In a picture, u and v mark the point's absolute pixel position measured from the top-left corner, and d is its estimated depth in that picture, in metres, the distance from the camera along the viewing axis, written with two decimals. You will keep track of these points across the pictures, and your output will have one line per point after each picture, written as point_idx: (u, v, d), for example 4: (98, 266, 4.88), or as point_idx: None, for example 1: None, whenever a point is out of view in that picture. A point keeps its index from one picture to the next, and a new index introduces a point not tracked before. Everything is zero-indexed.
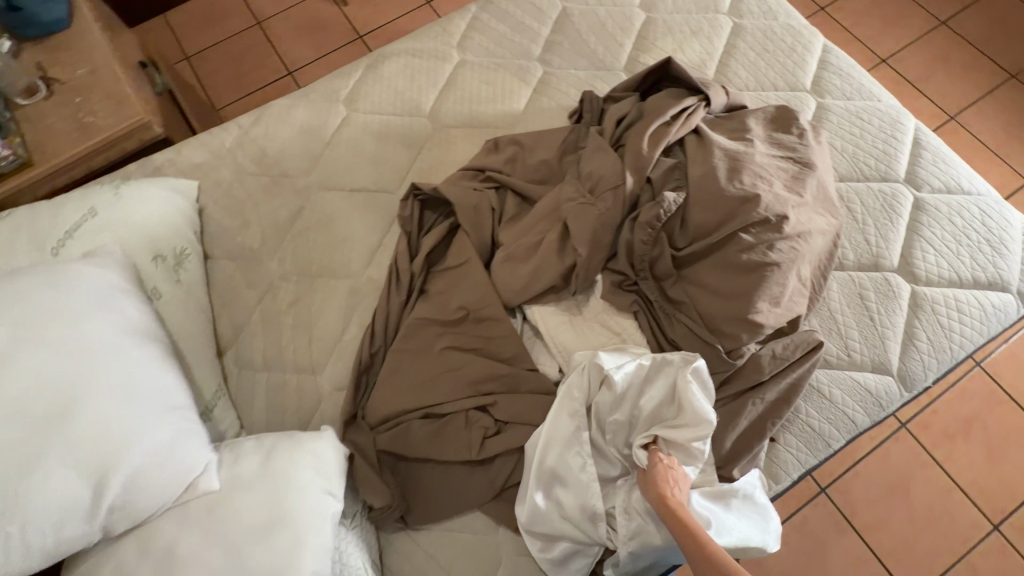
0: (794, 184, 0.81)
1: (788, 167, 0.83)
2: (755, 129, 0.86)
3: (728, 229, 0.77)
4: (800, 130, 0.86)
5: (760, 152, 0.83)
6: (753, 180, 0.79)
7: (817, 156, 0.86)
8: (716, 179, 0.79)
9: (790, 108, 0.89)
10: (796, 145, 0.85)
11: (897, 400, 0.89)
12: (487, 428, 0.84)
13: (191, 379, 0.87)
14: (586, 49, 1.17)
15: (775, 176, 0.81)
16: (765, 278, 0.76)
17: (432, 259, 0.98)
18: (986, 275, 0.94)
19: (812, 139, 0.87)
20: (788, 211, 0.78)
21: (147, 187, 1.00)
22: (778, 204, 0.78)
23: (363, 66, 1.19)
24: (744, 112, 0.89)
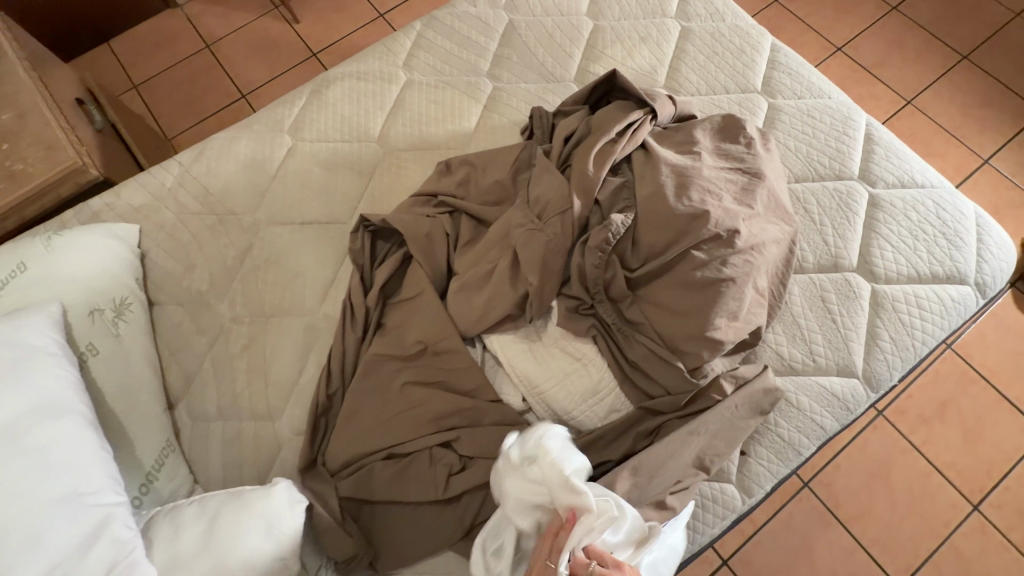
0: (744, 197, 0.82)
1: (737, 179, 0.84)
2: (705, 142, 0.87)
3: (681, 246, 0.77)
4: (747, 140, 0.87)
5: (709, 166, 0.84)
6: (702, 195, 0.79)
7: (766, 164, 0.87)
8: (665, 198, 0.79)
9: (736, 118, 0.89)
10: (744, 155, 0.86)
11: (864, 402, 0.89)
12: (452, 465, 0.81)
13: (134, 439, 0.83)
14: (535, 62, 1.15)
15: (725, 190, 0.81)
16: (720, 294, 0.75)
17: (388, 291, 0.95)
18: (944, 268, 0.94)
19: (759, 148, 0.88)
20: (738, 224, 0.78)
21: (81, 236, 0.95)
22: (729, 218, 0.78)
23: (307, 93, 1.15)
24: (691, 124, 0.90)
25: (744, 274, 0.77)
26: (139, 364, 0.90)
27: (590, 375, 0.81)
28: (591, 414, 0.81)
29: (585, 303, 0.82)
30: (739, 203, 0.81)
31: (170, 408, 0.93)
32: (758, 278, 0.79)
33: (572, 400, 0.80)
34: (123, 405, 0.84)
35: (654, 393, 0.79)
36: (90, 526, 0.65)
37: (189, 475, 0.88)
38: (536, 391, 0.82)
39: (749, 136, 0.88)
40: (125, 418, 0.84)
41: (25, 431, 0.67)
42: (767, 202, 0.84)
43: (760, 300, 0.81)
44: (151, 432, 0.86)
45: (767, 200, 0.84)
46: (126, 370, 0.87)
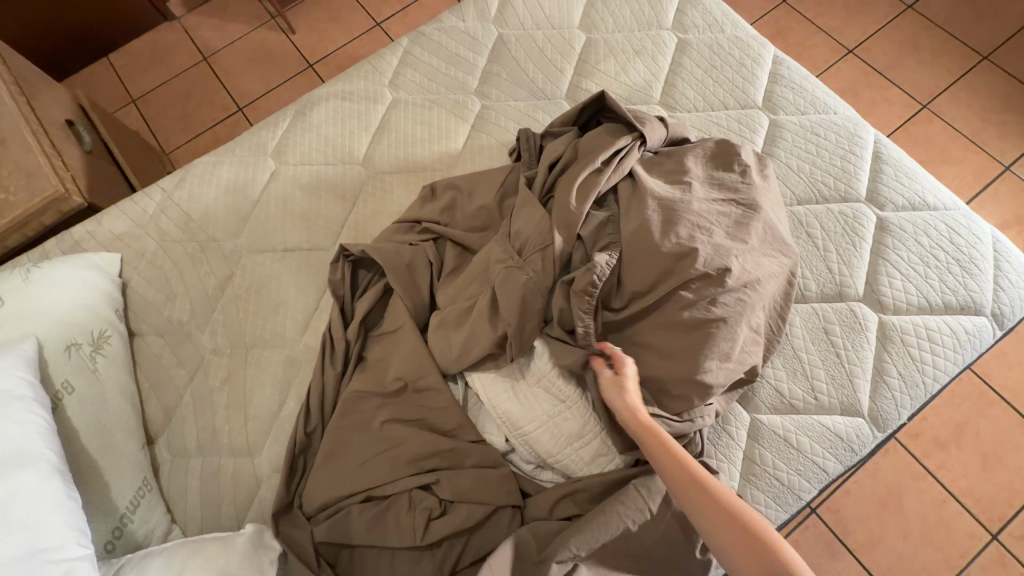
0: (739, 227, 0.80)
1: (732, 209, 0.81)
2: (700, 170, 0.86)
3: (668, 283, 0.75)
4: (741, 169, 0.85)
5: (702, 196, 0.82)
6: (691, 231, 0.77)
7: (760, 193, 0.85)
8: (651, 233, 0.76)
9: (729, 144, 0.88)
10: (738, 185, 0.84)
11: (869, 442, 0.83)
12: (431, 509, 0.78)
13: (108, 481, 0.81)
14: (525, 78, 1.11)
15: (717, 223, 0.79)
16: (711, 336, 0.72)
17: (369, 322, 0.92)
18: (957, 298, 0.88)
19: (753, 176, 0.86)
20: (730, 262, 0.75)
21: (60, 268, 0.94)
22: (719, 256, 0.75)
23: (291, 114, 1.13)
24: (683, 151, 0.87)
25: (738, 313, 0.74)
26: (115, 400, 0.88)
27: (576, 418, 0.77)
28: (576, 458, 0.77)
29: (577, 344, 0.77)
30: (733, 234, 0.79)
31: (149, 443, 0.91)
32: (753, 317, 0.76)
33: (557, 443, 0.77)
34: (97, 444, 0.82)
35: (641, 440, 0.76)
36: None
37: (166, 514, 0.86)
38: (518, 432, 0.79)
39: (743, 162, 0.86)
40: (98, 458, 0.81)
41: None
42: (762, 233, 0.81)
43: (753, 339, 0.77)
44: (126, 472, 0.83)
45: (762, 230, 0.81)
46: (101, 407, 0.85)
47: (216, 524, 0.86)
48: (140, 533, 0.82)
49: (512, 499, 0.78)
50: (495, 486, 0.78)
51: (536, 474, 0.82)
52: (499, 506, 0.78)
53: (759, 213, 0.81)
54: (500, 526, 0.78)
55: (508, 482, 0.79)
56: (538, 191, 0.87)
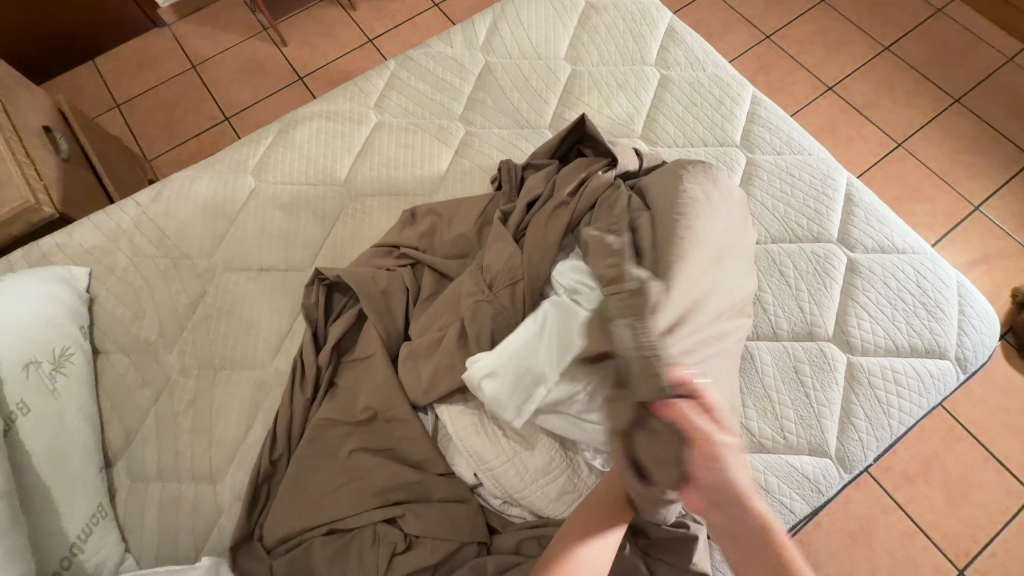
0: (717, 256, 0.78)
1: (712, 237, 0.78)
2: (688, 185, 0.82)
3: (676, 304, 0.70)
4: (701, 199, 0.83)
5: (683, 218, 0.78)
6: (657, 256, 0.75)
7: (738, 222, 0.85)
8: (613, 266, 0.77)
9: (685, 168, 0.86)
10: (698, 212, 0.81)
11: (836, 483, 0.84)
12: (395, 544, 0.76)
13: (58, 508, 0.78)
14: (509, 107, 1.12)
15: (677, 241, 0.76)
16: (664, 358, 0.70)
17: (341, 348, 0.91)
18: (923, 342, 0.89)
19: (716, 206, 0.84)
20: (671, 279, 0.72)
21: (24, 281, 0.91)
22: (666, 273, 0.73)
23: (274, 132, 1.12)
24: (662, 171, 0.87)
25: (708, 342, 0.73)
26: (73, 421, 0.85)
27: (542, 456, 0.76)
28: (542, 496, 0.77)
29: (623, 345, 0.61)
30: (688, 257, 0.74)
31: (107, 467, 0.88)
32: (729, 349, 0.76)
33: (522, 480, 0.76)
34: (51, 469, 0.79)
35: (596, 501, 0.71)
36: None
37: (121, 542, 0.83)
38: (486, 469, 0.78)
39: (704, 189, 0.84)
40: (52, 482, 0.79)
41: None
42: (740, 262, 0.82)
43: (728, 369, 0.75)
44: (80, 498, 0.80)
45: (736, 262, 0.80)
46: (58, 428, 0.82)
47: (173, 554, 0.83)
48: (91, 563, 0.78)
49: (476, 538, 0.78)
50: (461, 522, 0.78)
51: (504, 509, 0.81)
52: (464, 543, 0.77)
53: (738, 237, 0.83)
54: (464, 556, 0.77)
55: (474, 519, 0.78)
56: (513, 227, 0.88)
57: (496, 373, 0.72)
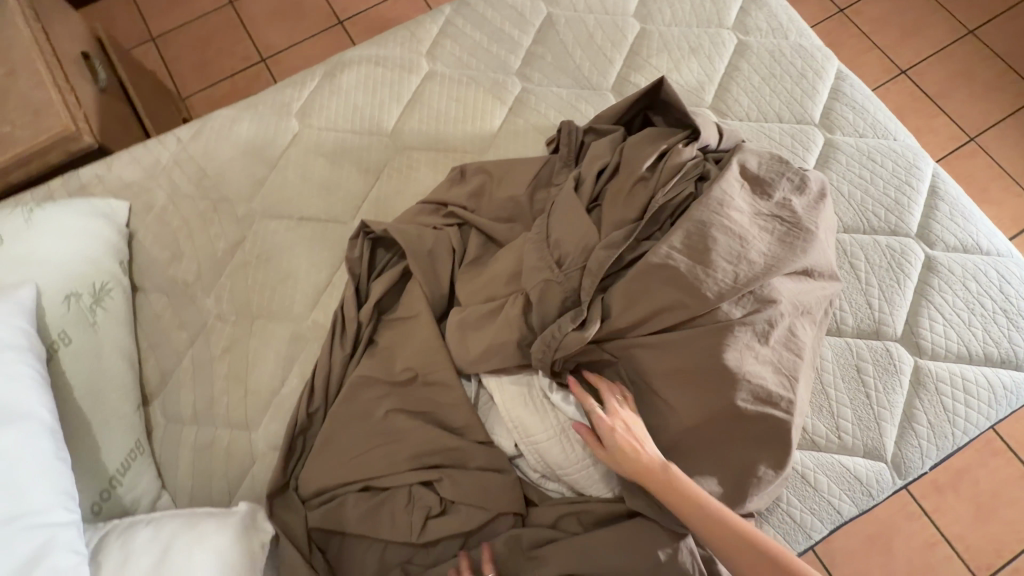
0: (724, 261, 0.68)
1: (722, 240, 0.69)
2: (720, 183, 0.72)
3: (646, 307, 0.70)
4: (782, 196, 0.74)
5: (693, 220, 0.70)
6: (722, 257, 0.68)
7: (784, 216, 0.72)
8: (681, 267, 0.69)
9: (768, 158, 0.76)
10: (777, 210, 0.73)
11: (888, 489, 0.80)
12: (430, 507, 0.75)
13: (96, 441, 0.78)
14: (570, 65, 1.04)
15: (750, 243, 0.70)
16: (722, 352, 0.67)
17: (383, 306, 0.88)
18: (999, 350, 0.84)
19: (798, 200, 0.74)
20: (728, 287, 0.68)
21: (63, 212, 0.89)
22: (727, 282, 0.68)
23: (319, 74, 1.06)
24: (741, 151, 0.77)
25: (746, 348, 0.68)
26: (112, 357, 0.84)
27: None
28: (586, 476, 0.74)
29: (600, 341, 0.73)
30: (745, 261, 0.69)
31: (143, 405, 0.88)
32: (753, 363, 0.68)
33: (569, 458, 0.74)
34: (91, 403, 0.79)
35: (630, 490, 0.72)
36: (36, 549, 0.59)
37: (157, 479, 0.83)
38: (530, 442, 0.75)
39: (784, 185, 0.75)
40: (91, 416, 0.78)
41: None
42: (775, 262, 0.69)
43: (750, 381, 0.67)
44: (118, 433, 0.80)
45: (766, 262, 0.69)
46: (97, 363, 0.82)
47: (206, 496, 0.84)
48: (127, 499, 0.79)
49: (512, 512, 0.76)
50: (498, 492, 0.76)
51: (541, 483, 0.79)
52: (500, 513, 0.76)
53: (778, 236, 0.71)
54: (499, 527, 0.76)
55: (511, 494, 0.76)
56: (584, 197, 0.79)
57: (531, 384, 0.77)
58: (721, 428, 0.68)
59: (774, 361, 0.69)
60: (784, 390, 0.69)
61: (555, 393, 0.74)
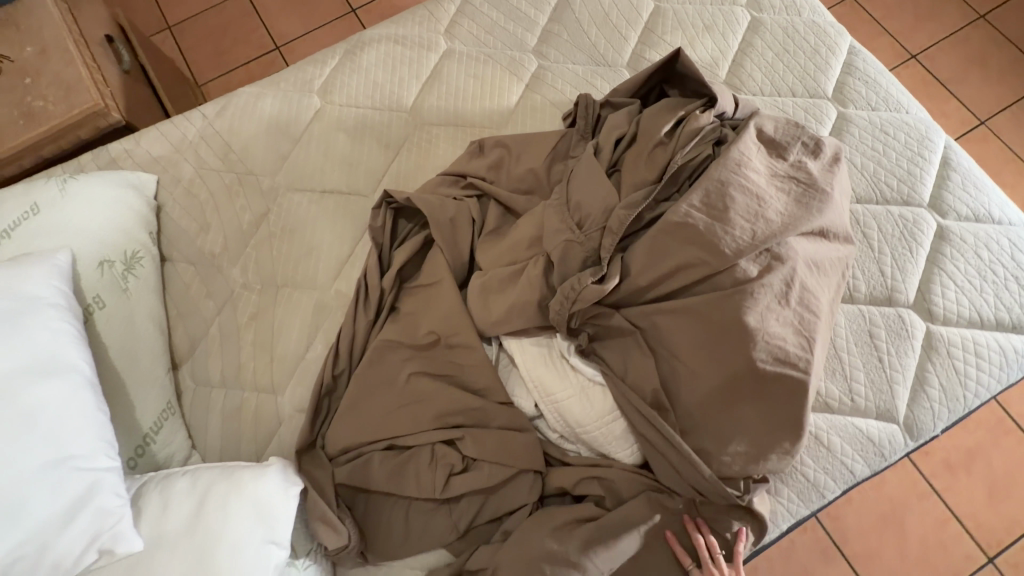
0: (742, 219, 0.71)
1: (740, 199, 0.71)
2: (738, 144, 0.74)
3: (664, 265, 0.72)
4: (798, 158, 0.76)
5: (713, 180, 0.72)
6: (740, 216, 0.71)
7: (800, 177, 0.74)
8: (701, 226, 0.71)
9: (784, 122, 0.78)
10: (793, 172, 0.75)
11: (901, 450, 0.82)
12: (454, 465, 0.78)
13: (131, 401, 0.81)
14: (586, 42, 1.06)
15: (768, 203, 0.72)
16: (741, 309, 0.69)
17: (405, 274, 0.91)
18: (1010, 316, 0.85)
19: (813, 163, 0.76)
20: (746, 246, 0.70)
21: (96, 183, 0.92)
22: (746, 242, 0.70)
23: (340, 53, 1.09)
24: (758, 116, 0.79)
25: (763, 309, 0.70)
26: (144, 322, 0.87)
27: (610, 395, 0.76)
28: (605, 434, 0.76)
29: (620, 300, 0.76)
30: (763, 221, 0.71)
31: (173, 370, 0.91)
32: (772, 321, 0.70)
33: (589, 415, 0.76)
34: (125, 364, 0.82)
35: (649, 449, 0.74)
36: (82, 492, 0.62)
37: (187, 440, 0.86)
38: (550, 401, 0.77)
39: (800, 149, 0.77)
40: (126, 377, 0.81)
41: (19, 389, 0.63)
42: (792, 220, 0.71)
43: (770, 338, 0.69)
44: (151, 394, 0.83)
45: (783, 222, 0.71)
46: (130, 326, 0.85)
47: (235, 457, 0.86)
48: (161, 455, 0.82)
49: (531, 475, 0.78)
50: (519, 451, 0.78)
51: (560, 443, 0.81)
52: (521, 471, 0.78)
53: (794, 196, 0.73)
54: (523, 487, 0.78)
55: (532, 455, 0.78)
56: (602, 163, 0.82)
57: (551, 346, 0.79)
58: (739, 386, 0.70)
59: (795, 323, 0.71)
60: (803, 351, 0.70)
61: (572, 356, 0.77)
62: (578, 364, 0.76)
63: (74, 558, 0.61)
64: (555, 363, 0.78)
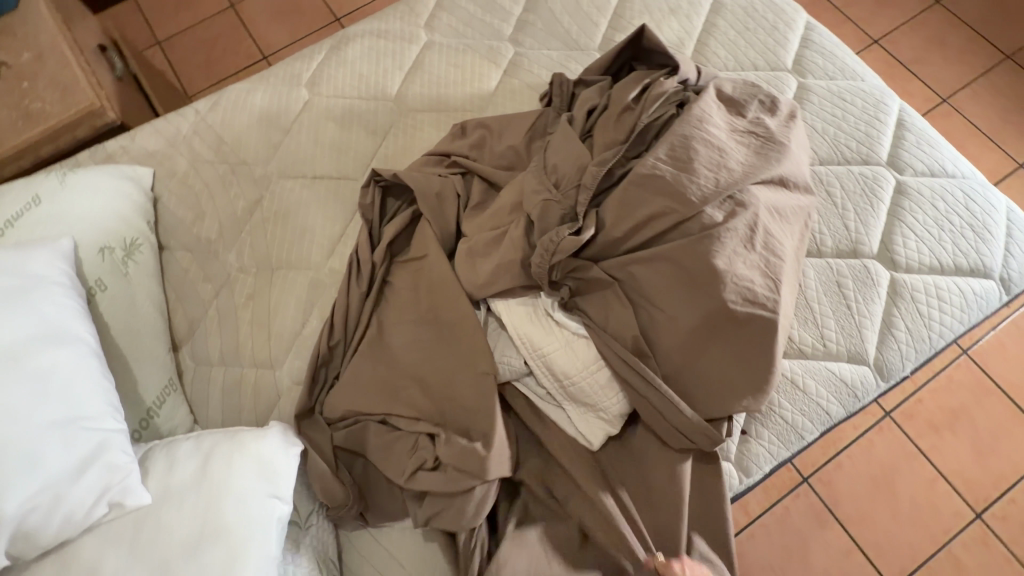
0: (706, 168, 0.77)
1: (703, 151, 0.78)
2: (699, 103, 0.82)
3: (637, 217, 0.77)
4: (755, 116, 0.84)
5: (677, 135, 0.79)
6: (705, 167, 0.77)
7: (758, 132, 0.82)
8: (670, 177, 0.77)
9: (741, 86, 0.86)
10: (751, 128, 0.82)
11: (873, 391, 0.86)
12: (426, 460, 0.79)
13: (135, 378, 0.84)
14: (559, 29, 1.12)
15: (730, 154, 0.79)
16: (710, 253, 0.74)
17: (394, 249, 0.95)
18: (968, 261, 0.90)
19: (769, 121, 0.84)
20: (711, 193, 0.76)
21: (95, 176, 0.96)
22: (711, 189, 0.76)
23: (326, 48, 1.14)
24: (716, 81, 0.87)
25: (729, 255, 0.74)
26: (144, 303, 0.90)
27: (594, 345, 0.79)
28: (592, 383, 0.78)
29: (597, 254, 0.81)
30: (725, 171, 0.77)
31: (174, 351, 0.94)
32: (739, 263, 0.74)
33: (575, 365, 0.78)
34: (128, 343, 0.85)
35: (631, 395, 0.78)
36: (92, 450, 0.65)
37: (189, 415, 0.89)
38: (537, 356, 0.79)
39: (757, 109, 0.85)
40: (128, 354, 0.85)
41: (28, 354, 0.65)
42: (751, 169, 0.78)
43: (737, 278, 0.74)
44: (154, 372, 0.86)
45: (743, 171, 0.78)
46: (131, 306, 0.88)
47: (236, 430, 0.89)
48: (165, 428, 0.85)
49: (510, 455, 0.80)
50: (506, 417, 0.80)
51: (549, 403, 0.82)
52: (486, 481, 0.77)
53: (752, 149, 0.80)
54: (480, 504, 0.77)
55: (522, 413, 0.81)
56: (576, 129, 0.87)
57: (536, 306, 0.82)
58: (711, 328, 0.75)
59: (761, 266, 0.76)
60: (771, 291, 0.75)
61: (556, 312, 0.80)
62: (563, 320, 0.80)
63: (85, 513, 0.63)
64: (542, 320, 0.81)
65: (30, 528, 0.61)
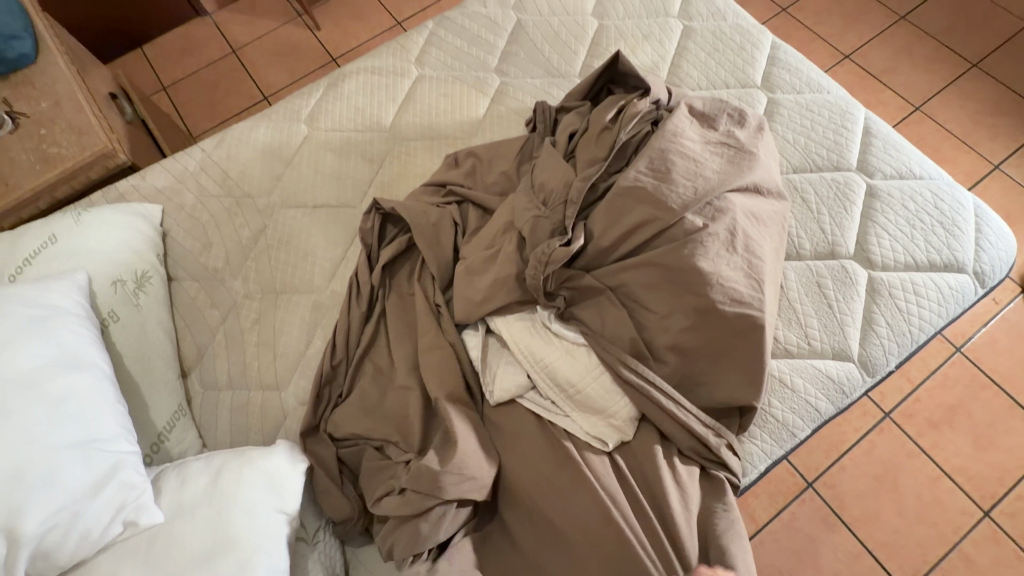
0: (683, 179, 0.82)
1: (679, 162, 0.83)
2: (672, 119, 0.87)
3: (623, 225, 0.82)
4: (725, 127, 0.89)
5: (655, 149, 0.84)
6: (683, 177, 0.83)
7: (730, 142, 0.88)
8: (651, 189, 0.82)
9: (710, 100, 0.92)
10: (723, 138, 0.88)
11: (860, 386, 0.89)
12: (391, 486, 0.79)
13: (146, 402, 0.87)
14: (542, 58, 1.20)
15: (704, 164, 0.84)
16: (695, 258, 0.78)
17: (392, 270, 1.00)
18: (941, 257, 0.94)
19: (738, 132, 0.90)
20: (691, 201, 0.81)
21: (107, 213, 1.01)
22: (691, 197, 0.81)
23: (324, 85, 1.22)
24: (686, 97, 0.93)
25: (714, 257, 0.79)
26: (155, 331, 0.94)
27: (592, 350, 0.82)
28: (590, 387, 0.81)
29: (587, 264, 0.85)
30: (702, 179, 0.83)
31: (183, 377, 0.97)
32: (723, 265, 0.79)
33: (575, 371, 0.81)
34: (140, 370, 0.89)
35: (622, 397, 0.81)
36: (107, 470, 0.68)
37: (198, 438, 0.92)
38: (540, 366, 0.82)
39: (727, 121, 0.90)
40: (140, 380, 0.88)
41: (46, 381, 0.69)
42: (726, 177, 0.83)
43: (722, 279, 0.78)
44: (165, 397, 0.89)
45: (720, 179, 0.83)
46: (143, 334, 0.92)
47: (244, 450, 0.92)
48: (175, 451, 0.88)
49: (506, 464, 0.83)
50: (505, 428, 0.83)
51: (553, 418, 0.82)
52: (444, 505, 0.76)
53: (725, 158, 0.86)
54: (438, 524, 0.76)
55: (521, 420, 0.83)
56: (559, 150, 0.93)
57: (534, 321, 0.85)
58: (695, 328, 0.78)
59: (744, 268, 0.80)
60: (754, 291, 0.79)
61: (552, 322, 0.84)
62: (560, 330, 0.83)
63: (100, 532, 0.66)
64: (540, 333, 0.84)
65: (48, 547, 0.64)
